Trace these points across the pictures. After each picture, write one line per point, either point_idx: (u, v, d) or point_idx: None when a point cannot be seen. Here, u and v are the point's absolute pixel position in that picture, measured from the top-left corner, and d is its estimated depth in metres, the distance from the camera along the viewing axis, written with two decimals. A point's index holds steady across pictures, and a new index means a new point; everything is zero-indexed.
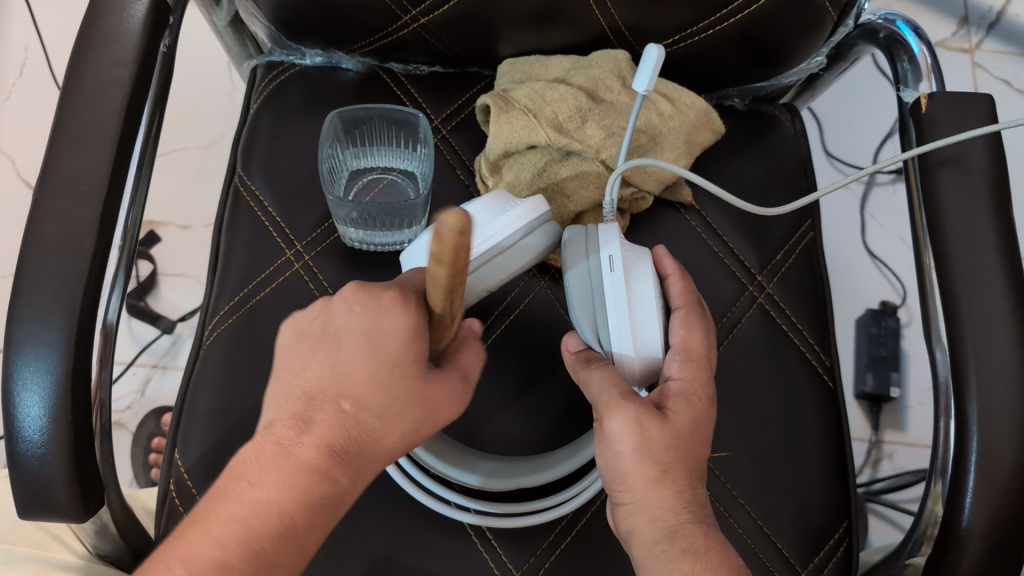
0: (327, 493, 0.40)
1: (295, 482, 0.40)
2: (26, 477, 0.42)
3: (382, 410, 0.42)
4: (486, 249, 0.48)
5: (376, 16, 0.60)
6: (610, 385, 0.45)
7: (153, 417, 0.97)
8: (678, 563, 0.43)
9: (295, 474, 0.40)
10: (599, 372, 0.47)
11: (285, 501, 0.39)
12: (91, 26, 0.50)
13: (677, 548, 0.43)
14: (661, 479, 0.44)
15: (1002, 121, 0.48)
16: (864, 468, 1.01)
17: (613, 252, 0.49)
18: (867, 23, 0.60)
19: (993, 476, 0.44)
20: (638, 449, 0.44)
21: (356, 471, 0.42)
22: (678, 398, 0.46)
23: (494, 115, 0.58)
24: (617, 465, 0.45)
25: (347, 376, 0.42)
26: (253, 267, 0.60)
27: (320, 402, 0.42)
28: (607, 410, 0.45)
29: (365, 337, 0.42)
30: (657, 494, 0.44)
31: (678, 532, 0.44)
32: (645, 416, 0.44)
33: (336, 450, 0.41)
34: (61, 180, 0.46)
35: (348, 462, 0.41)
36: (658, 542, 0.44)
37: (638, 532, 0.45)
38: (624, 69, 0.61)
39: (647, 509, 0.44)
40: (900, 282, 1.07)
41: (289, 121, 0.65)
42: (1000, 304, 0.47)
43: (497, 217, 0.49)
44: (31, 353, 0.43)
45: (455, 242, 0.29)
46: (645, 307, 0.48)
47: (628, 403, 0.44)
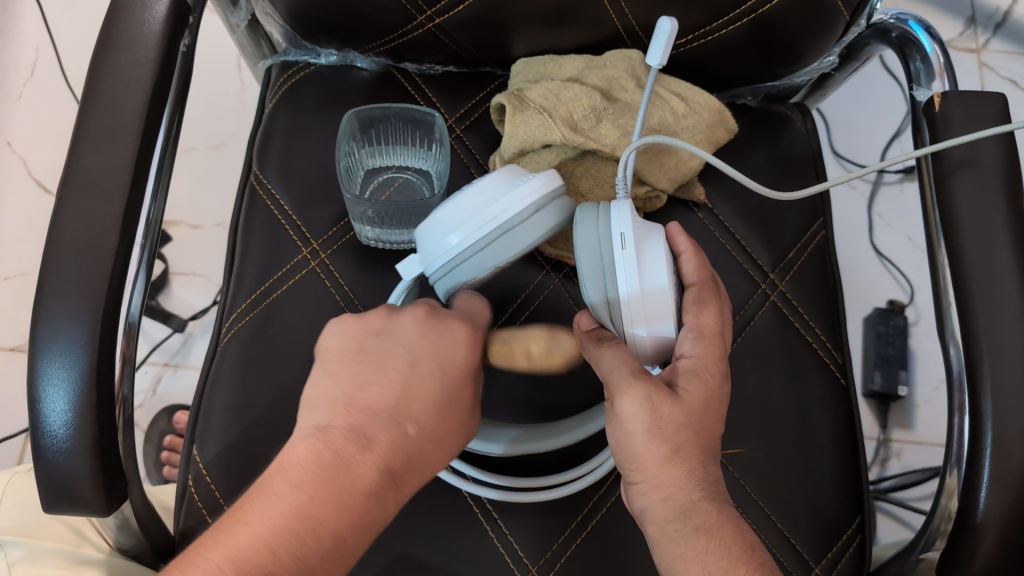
0: (376, 518, 0.41)
1: (358, 500, 0.40)
2: (50, 470, 0.42)
3: (437, 439, 0.44)
4: (497, 226, 0.48)
5: (392, 16, 0.60)
6: (622, 363, 0.46)
7: (165, 416, 0.98)
8: (690, 541, 0.44)
9: (357, 493, 0.40)
10: (611, 351, 0.47)
11: (338, 516, 0.39)
12: (112, 26, 0.50)
13: (690, 526, 0.44)
14: (673, 457, 0.45)
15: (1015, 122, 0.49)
16: (873, 466, 1.01)
17: (625, 229, 0.48)
18: (879, 23, 0.60)
19: (1007, 471, 0.45)
20: (649, 427, 0.44)
21: (403, 497, 0.43)
22: (690, 375, 0.46)
23: (510, 114, 0.59)
24: (629, 444, 0.45)
25: (415, 401, 0.43)
26: (270, 266, 0.61)
27: (386, 422, 0.42)
28: (620, 389, 0.45)
29: (437, 366, 0.44)
30: (669, 472, 0.45)
31: (692, 509, 0.44)
32: (657, 395, 0.45)
33: (395, 476, 0.42)
34: (84, 178, 0.47)
35: (400, 487, 0.42)
36: (671, 521, 0.44)
37: (652, 510, 0.45)
38: (639, 68, 0.61)
39: (657, 487, 0.45)
40: (909, 282, 1.08)
41: (304, 120, 0.65)
42: (1014, 300, 0.47)
43: (508, 191, 0.49)
44: (56, 348, 0.43)
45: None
46: (657, 286, 0.48)
47: (640, 381, 0.45)
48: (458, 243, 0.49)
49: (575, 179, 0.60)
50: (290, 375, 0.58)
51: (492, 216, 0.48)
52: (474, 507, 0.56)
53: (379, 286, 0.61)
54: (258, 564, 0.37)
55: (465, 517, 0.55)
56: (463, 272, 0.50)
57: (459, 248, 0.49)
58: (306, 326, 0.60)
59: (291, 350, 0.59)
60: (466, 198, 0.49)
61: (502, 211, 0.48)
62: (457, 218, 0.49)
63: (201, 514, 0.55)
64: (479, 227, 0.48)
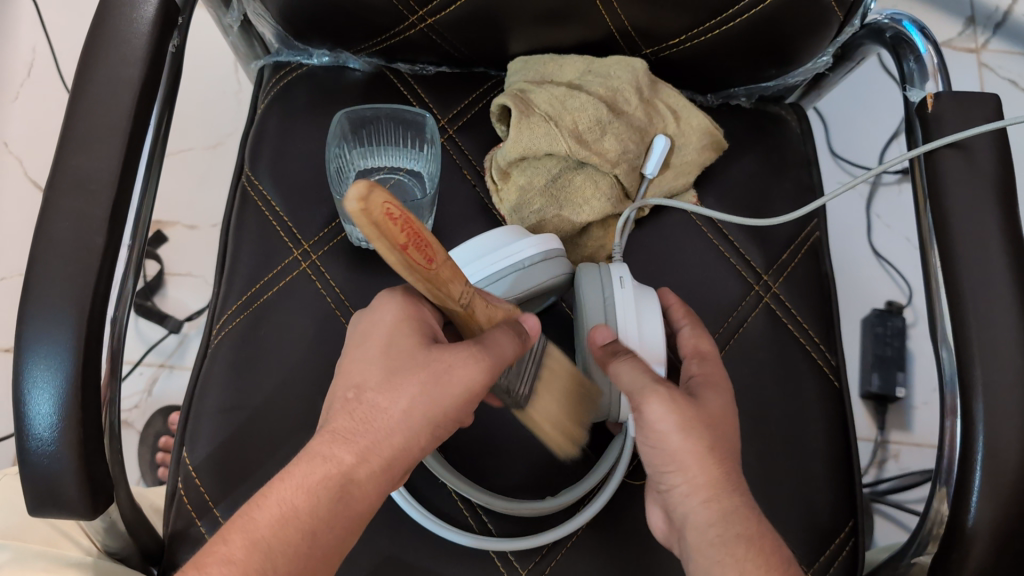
0: (332, 475, 0.41)
1: (297, 473, 0.41)
2: (36, 474, 0.42)
3: (386, 382, 0.43)
4: (511, 262, 0.52)
5: (384, 16, 0.60)
6: (643, 372, 0.46)
7: (160, 417, 0.97)
8: (733, 548, 0.43)
9: (302, 465, 0.41)
10: (630, 362, 0.47)
11: (293, 495, 0.40)
12: (100, 26, 0.50)
13: (732, 532, 0.43)
14: (700, 462, 0.45)
15: (1008, 118, 0.50)
16: (870, 468, 1.01)
17: (623, 274, 0.54)
18: (873, 23, 0.60)
19: (999, 475, 0.44)
20: (681, 428, 0.45)
21: (364, 450, 0.42)
22: (706, 386, 0.49)
23: (515, 120, 0.59)
24: (663, 444, 0.46)
25: (356, 370, 0.45)
26: (261, 267, 0.61)
27: (336, 399, 0.44)
28: (645, 396, 0.45)
29: (366, 335, 0.45)
30: (696, 478, 0.45)
31: (733, 517, 0.44)
32: (680, 397, 0.46)
33: (339, 434, 0.43)
34: (71, 180, 0.46)
35: (350, 440, 0.42)
36: (713, 526, 0.44)
37: (692, 516, 0.45)
38: (643, 79, 0.62)
39: (697, 490, 0.45)
40: (906, 283, 1.07)
41: (295, 121, 0.65)
42: (1008, 303, 0.47)
43: (522, 241, 0.54)
44: (41, 351, 0.43)
45: (367, 214, 0.31)
46: (649, 324, 0.52)
47: (664, 385, 0.46)
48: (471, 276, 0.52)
49: (572, 187, 0.60)
50: (279, 377, 0.58)
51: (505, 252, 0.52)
52: (462, 506, 0.57)
53: (371, 287, 0.61)
54: (246, 564, 0.38)
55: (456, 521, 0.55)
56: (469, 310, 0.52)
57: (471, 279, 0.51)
58: (297, 326, 0.59)
59: (282, 352, 0.59)
60: (479, 240, 0.54)
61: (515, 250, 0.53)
62: (473, 254, 0.53)
63: (190, 517, 0.55)
64: (497, 260, 0.52)
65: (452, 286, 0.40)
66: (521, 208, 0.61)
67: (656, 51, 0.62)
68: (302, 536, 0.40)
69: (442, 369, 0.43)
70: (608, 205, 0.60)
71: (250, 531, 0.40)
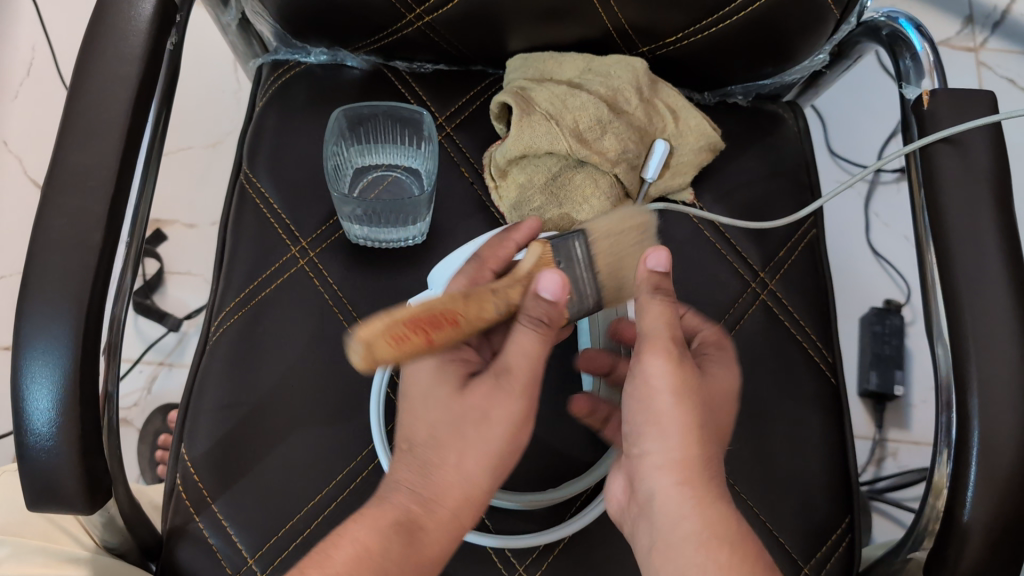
0: (398, 521, 0.46)
1: (366, 521, 0.46)
2: (33, 469, 0.42)
3: (438, 430, 0.47)
4: None
5: (381, 14, 0.60)
6: (665, 324, 0.45)
7: (159, 415, 0.97)
8: (711, 548, 0.43)
9: (372, 515, 0.46)
10: (660, 309, 0.45)
11: (361, 543, 0.45)
12: (98, 22, 0.50)
13: (711, 534, 0.43)
14: (694, 433, 0.45)
15: (1001, 112, 0.50)
16: (868, 466, 1.01)
17: None
18: (869, 21, 0.60)
19: (994, 470, 0.44)
20: (676, 392, 0.45)
21: (428, 501, 0.46)
22: (713, 365, 0.51)
23: (516, 118, 0.59)
24: (649, 399, 0.46)
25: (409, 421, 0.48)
26: (259, 264, 0.61)
27: (399, 452, 0.49)
28: (650, 345, 0.46)
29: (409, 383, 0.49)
30: (682, 447, 0.45)
31: (710, 513, 0.44)
32: (684, 359, 0.46)
33: (403, 486, 0.47)
34: (70, 176, 0.47)
35: (417, 493, 0.47)
36: (690, 523, 0.44)
37: (664, 495, 0.45)
38: (643, 80, 0.62)
39: (676, 468, 0.45)
40: (905, 281, 1.07)
41: (293, 119, 0.65)
42: (1003, 298, 0.47)
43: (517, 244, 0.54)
44: (40, 346, 0.43)
45: (380, 362, 0.36)
46: None
47: (674, 341, 0.46)
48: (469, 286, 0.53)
49: (572, 185, 0.61)
50: (277, 374, 0.58)
51: None
52: None
53: (368, 284, 0.61)
54: None
55: None
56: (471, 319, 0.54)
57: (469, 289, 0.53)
58: (295, 323, 0.59)
59: (281, 349, 0.59)
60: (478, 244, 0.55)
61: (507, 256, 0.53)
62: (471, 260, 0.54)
63: (189, 513, 0.55)
64: None
65: (483, 310, 0.41)
66: (521, 206, 0.62)
67: (653, 50, 0.63)
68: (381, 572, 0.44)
69: (483, 407, 0.46)
70: (608, 204, 0.60)
71: (325, 568, 0.44)
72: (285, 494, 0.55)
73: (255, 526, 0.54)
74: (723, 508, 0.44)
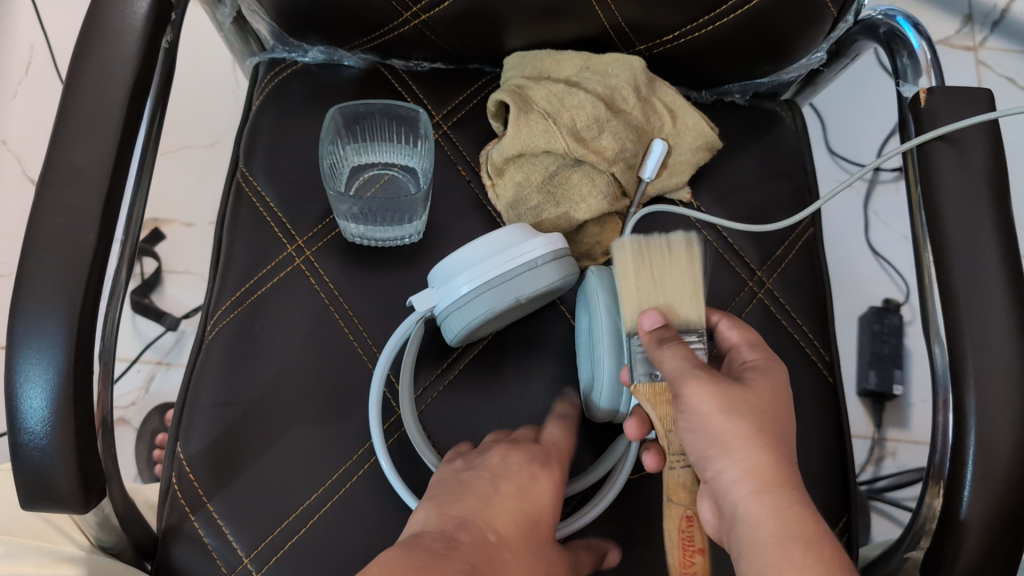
0: None
1: None
2: (27, 468, 0.42)
3: (522, 552, 0.45)
4: (504, 270, 0.52)
5: (378, 12, 0.60)
6: (683, 362, 0.45)
7: (157, 414, 0.97)
8: (786, 547, 0.41)
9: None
10: (670, 352, 0.45)
11: None
12: (93, 20, 0.50)
13: (786, 533, 0.42)
14: (752, 436, 0.44)
15: (1000, 108, 0.50)
16: (866, 466, 1.01)
17: None
18: (867, 19, 0.60)
19: (991, 470, 0.44)
20: (725, 408, 0.44)
21: None
22: (756, 372, 0.48)
23: (513, 116, 0.59)
24: (706, 427, 0.44)
25: (499, 517, 0.45)
26: (255, 263, 0.61)
27: (471, 527, 0.44)
28: (681, 380, 0.45)
29: (518, 488, 0.47)
30: (750, 456, 0.43)
31: (785, 512, 0.42)
32: (718, 381, 0.45)
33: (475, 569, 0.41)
34: (65, 174, 0.46)
35: None
36: (765, 524, 0.42)
37: (743, 507, 0.43)
38: (640, 79, 0.61)
39: (748, 477, 0.43)
40: (903, 280, 1.07)
41: (289, 118, 0.65)
42: (1001, 298, 0.47)
43: (519, 245, 0.53)
44: (33, 345, 0.43)
45: None
46: None
47: (703, 372, 0.45)
48: (466, 291, 0.53)
49: (571, 185, 0.60)
50: (272, 374, 0.58)
51: (496, 261, 0.53)
52: None
53: (364, 283, 0.61)
54: None
55: None
56: (469, 324, 0.54)
57: (467, 294, 0.53)
58: (290, 322, 0.59)
59: (276, 348, 0.59)
60: (477, 244, 0.54)
61: (507, 258, 0.53)
62: (468, 261, 0.53)
63: (184, 512, 0.55)
64: (489, 268, 0.52)
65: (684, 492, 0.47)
66: (518, 204, 0.61)
67: (650, 48, 0.62)
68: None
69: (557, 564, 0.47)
70: (604, 203, 0.60)
71: None
72: (280, 493, 0.55)
73: (249, 525, 0.54)
74: (795, 506, 0.42)
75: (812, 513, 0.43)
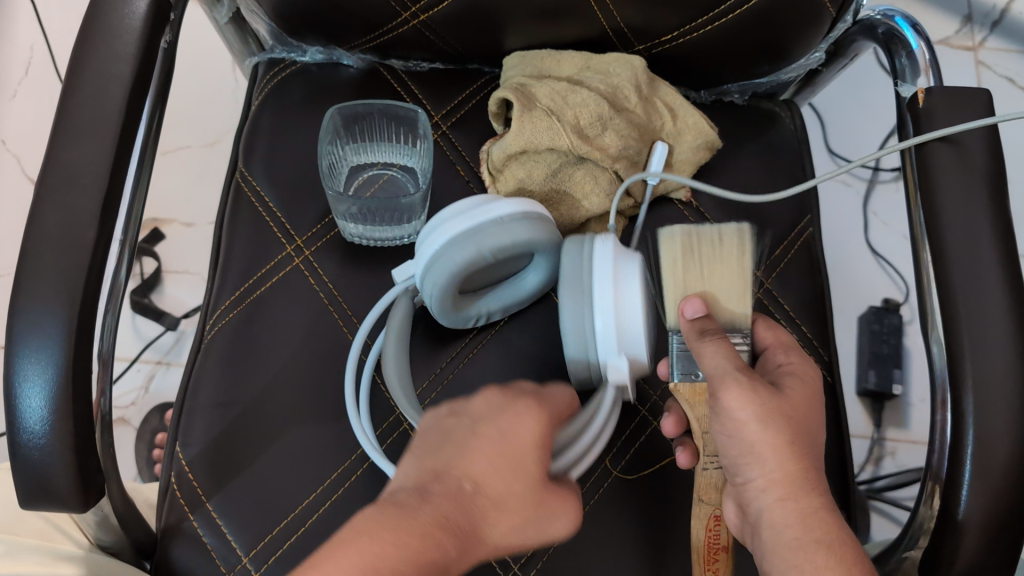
0: (434, 563, 0.38)
1: (408, 544, 0.38)
2: (26, 467, 0.42)
3: (501, 498, 0.43)
4: (471, 225, 0.51)
5: (377, 12, 0.60)
6: (726, 361, 0.46)
7: (157, 414, 0.97)
8: (809, 552, 0.44)
9: (411, 537, 0.38)
10: (712, 348, 0.46)
11: (405, 564, 0.38)
12: (92, 20, 0.50)
13: (810, 537, 0.44)
14: (789, 447, 0.46)
15: (999, 113, 0.50)
16: (865, 466, 1.01)
17: (610, 258, 0.51)
18: (866, 19, 0.60)
19: (989, 469, 0.44)
20: (762, 417, 0.45)
21: (464, 548, 0.40)
22: (792, 376, 0.50)
23: (517, 113, 0.59)
24: (743, 436, 0.46)
25: (478, 462, 0.43)
26: (254, 263, 0.61)
27: (448, 477, 0.42)
28: (721, 384, 0.46)
29: (502, 433, 0.45)
30: (784, 464, 0.45)
31: (811, 518, 0.45)
32: (758, 387, 0.46)
33: (449, 523, 0.40)
34: (63, 173, 0.46)
35: (457, 537, 0.40)
36: (791, 528, 0.45)
37: (769, 513, 0.45)
38: (642, 78, 0.62)
39: (776, 486, 0.45)
40: (903, 280, 1.07)
41: (289, 117, 0.65)
42: (999, 298, 0.47)
43: (487, 204, 0.52)
44: (32, 344, 0.43)
45: None
46: (630, 316, 0.51)
47: (743, 377, 0.46)
48: (434, 250, 0.52)
49: (573, 183, 0.61)
50: (271, 373, 0.58)
51: (463, 219, 0.51)
52: None
53: (363, 283, 0.61)
54: None
55: None
56: (439, 286, 0.52)
57: (435, 253, 0.51)
58: (289, 322, 0.59)
59: (276, 347, 0.59)
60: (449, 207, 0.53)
61: (475, 215, 0.51)
62: (438, 222, 0.53)
63: (183, 511, 0.55)
64: (454, 225, 0.51)
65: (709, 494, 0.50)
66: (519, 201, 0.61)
67: (649, 48, 0.62)
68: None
69: (547, 508, 0.45)
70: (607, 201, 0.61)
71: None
72: (279, 492, 0.55)
73: (248, 525, 0.54)
74: (820, 513, 0.45)
75: (835, 518, 0.45)
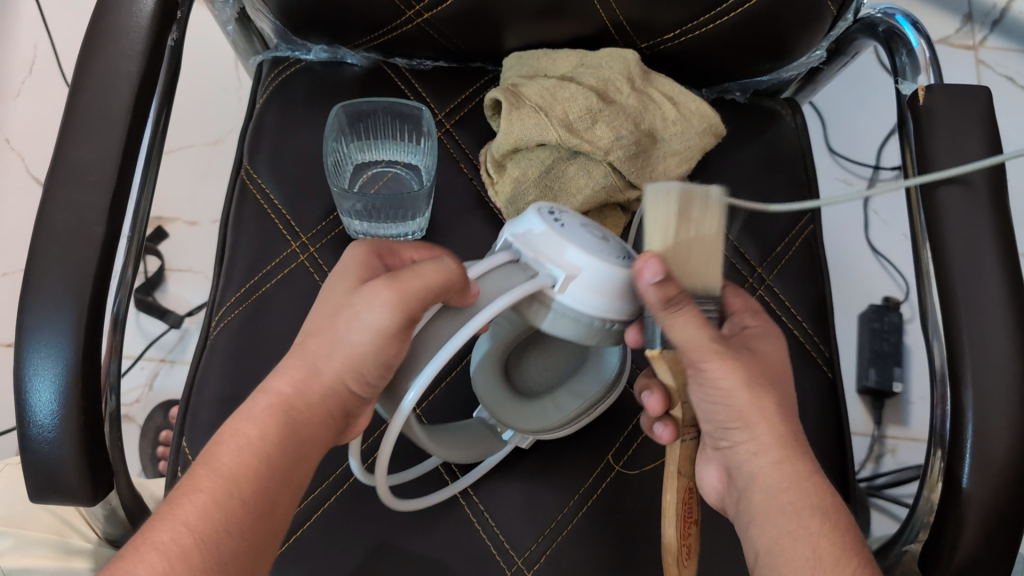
0: (274, 403, 0.43)
1: (256, 409, 0.43)
2: (35, 460, 0.43)
3: (323, 326, 0.45)
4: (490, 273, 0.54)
5: (381, 10, 0.61)
6: (695, 330, 0.43)
7: (160, 411, 0.98)
8: (802, 515, 0.43)
9: (266, 402, 0.43)
10: (677, 321, 0.43)
11: (256, 426, 0.42)
12: (100, 19, 0.50)
13: (804, 502, 0.44)
14: (777, 412, 0.46)
15: (1005, 152, 0.49)
16: (866, 463, 1.01)
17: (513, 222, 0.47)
18: (867, 17, 0.60)
19: (988, 463, 0.45)
20: (746, 384, 0.45)
21: (305, 386, 0.44)
22: (760, 339, 0.50)
23: (505, 111, 0.60)
24: (730, 402, 0.45)
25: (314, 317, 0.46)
26: (259, 260, 0.61)
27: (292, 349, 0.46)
28: (695, 355, 0.44)
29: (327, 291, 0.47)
30: (774, 430, 0.46)
31: (804, 479, 0.45)
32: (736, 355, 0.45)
33: (287, 369, 0.44)
34: (72, 170, 0.47)
35: (304, 387, 0.44)
36: (783, 492, 0.45)
37: (760, 475, 0.46)
38: (634, 71, 0.62)
39: (765, 449, 0.46)
40: (903, 278, 1.08)
41: (293, 115, 0.66)
42: (997, 293, 0.48)
43: None
44: (42, 338, 0.44)
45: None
46: (542, 246, 0.43)
47: (716, 343, 0.44)
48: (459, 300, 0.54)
49: (568, 178, 0.61)
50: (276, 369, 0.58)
51: None
52: (462, 502, 0.55)
53: None
54: (212, 490, 0.39)
55: (448, 509, 0.55)
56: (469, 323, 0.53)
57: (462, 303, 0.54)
58: (294, 318, 0.60)
59: (281, 343, 0.59)
60: None
61: None
62: None
63: None
64: None
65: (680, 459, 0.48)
66: (516, 200, 0.62)
67: (652, 46, 0.63)
68: (236, 501, 0.39)
69: (364, 306, 0.43)
70: (603, 194, 0.61)
71: (213, 464, 0.41)
72: None
73: None
74: (811, 481, 0.45)
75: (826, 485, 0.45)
